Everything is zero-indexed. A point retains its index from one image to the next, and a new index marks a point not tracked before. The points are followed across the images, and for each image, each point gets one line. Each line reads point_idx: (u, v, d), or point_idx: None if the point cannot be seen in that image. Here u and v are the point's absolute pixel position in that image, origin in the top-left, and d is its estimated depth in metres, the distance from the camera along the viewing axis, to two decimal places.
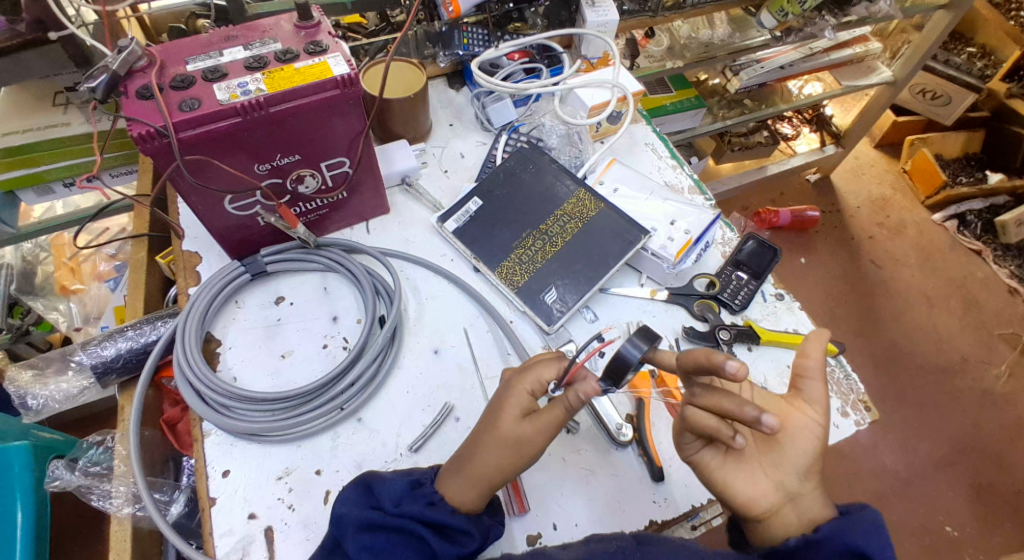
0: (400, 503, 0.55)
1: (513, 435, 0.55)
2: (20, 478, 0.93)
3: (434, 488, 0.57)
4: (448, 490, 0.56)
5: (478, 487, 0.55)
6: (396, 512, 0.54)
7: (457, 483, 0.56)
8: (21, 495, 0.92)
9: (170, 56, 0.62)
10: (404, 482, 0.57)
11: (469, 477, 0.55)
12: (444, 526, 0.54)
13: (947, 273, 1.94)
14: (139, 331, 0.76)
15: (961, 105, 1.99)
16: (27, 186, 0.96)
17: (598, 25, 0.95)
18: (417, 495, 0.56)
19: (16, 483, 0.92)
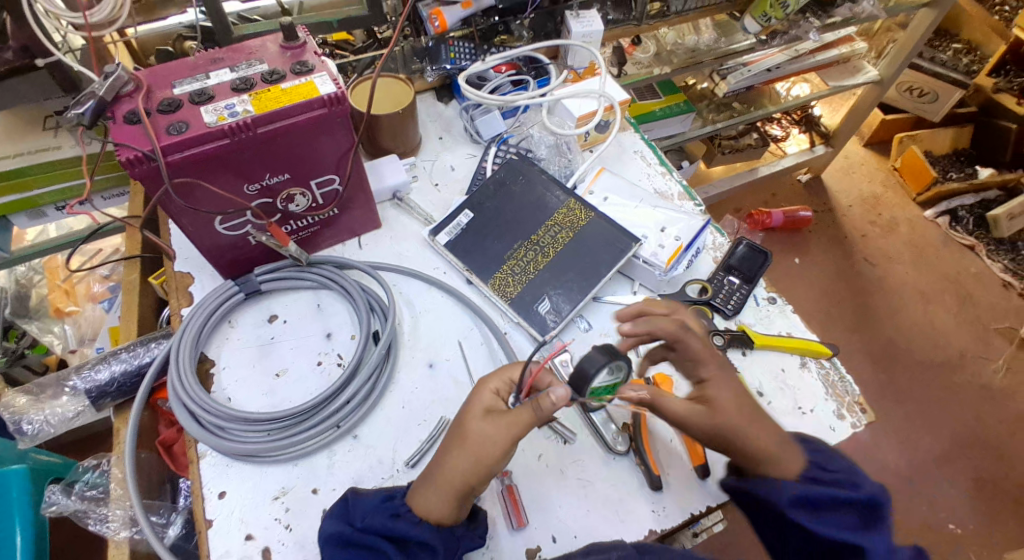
0: (366, 516, 0.54)
1: (482, 445, 0.53)
2: (19, 502, 0.92)
3: (404, 500, 0.55)
4: (416, 503, 0.54)
5: (447, 492, 0.53)
6: (360, 526, 0.53)
7: (424, 494, 0.54)
8: (20, 519, 0.91)
9: (157, 80, 0.62)
10: (377, 498, 0.56)
11: (440, 489, 0.53)
12: (408, 540, 0.53)
13: (941, 269, 1.95)
14: (133, 353, 0.76)
15: (949, 101, 2.01)
16: (19, 210, 0.96)
17: (583, 36, 0.97)
18: (385, 506, 0.55)
19: (14, 508, 0.91)
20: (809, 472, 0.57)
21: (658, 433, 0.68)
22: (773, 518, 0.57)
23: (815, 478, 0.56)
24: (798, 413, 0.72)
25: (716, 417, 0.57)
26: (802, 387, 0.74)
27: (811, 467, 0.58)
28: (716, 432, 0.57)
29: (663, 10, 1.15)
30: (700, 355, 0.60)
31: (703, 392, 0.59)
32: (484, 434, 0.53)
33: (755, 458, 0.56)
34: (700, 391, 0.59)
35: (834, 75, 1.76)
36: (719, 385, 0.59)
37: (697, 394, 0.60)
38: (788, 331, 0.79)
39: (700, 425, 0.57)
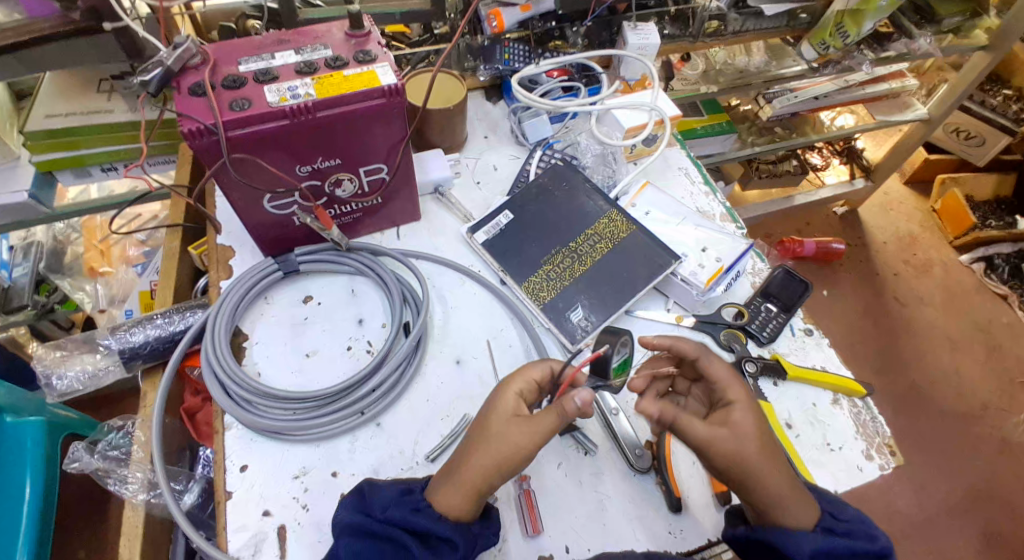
0: (387, 508, 0.54)
1: (509, 445, 0.53)
2: (31, 452, 0.98)
3: (423, 495, 0.55)
4: (434, 496, 0.54)
5: (468, 492, 0.53)
6: (383, 517, 0.53)
7: (445, 488, 0.54)
8: (31, 470, 0.97)
9: (223, 56, 0.63)
10: (393, 491, 0.56)
11: (462, 485, 0.53)
12: (428, 534, 0.52)
13: (973, 317, 1.89)
14: (168, 320, 0.77)
15: (994, 148, 1.95)
16: (66, 168, 0.98)
17: (638, 48, 0.97)
18: (406, 501, 0.54)
19: (27, 458, 0.97)
20: (824, 521, 0.54)
21: (683, 455, 0.67)
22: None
23: (834, 530, 0.54)
24: (826, 449, 0.71)
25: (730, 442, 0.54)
26: (832, 423, 0.73)
27: (826, 516, 0.55)
28: (733, 459, 0.54)
29: (719, 29, 1.14)
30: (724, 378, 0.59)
31: (727, 415, 0.56)
32: (512, 435, 0.53)
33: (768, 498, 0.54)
34: (724, 414, 0.57)
35: (882, 108, 1.71)
36: (735, 403, 0.58)
37: (718, 418, 0.57)
38: (822, 365, 0.77)
39: (720, 449, 0.54)
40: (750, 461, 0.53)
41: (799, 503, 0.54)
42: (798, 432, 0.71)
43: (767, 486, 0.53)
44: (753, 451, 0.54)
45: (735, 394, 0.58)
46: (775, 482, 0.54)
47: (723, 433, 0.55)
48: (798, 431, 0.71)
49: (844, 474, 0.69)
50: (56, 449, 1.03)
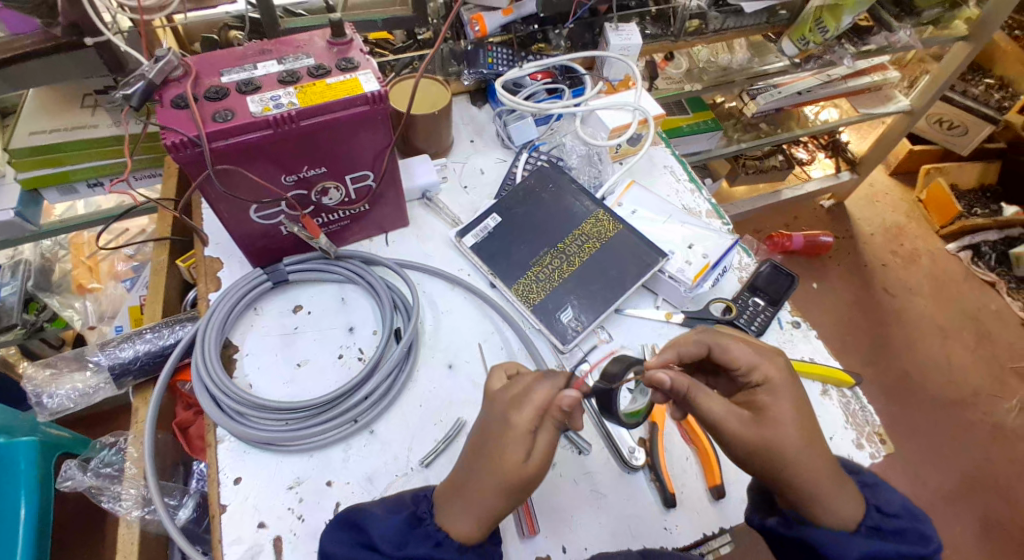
0: (404, 545, 0.51)
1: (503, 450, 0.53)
2: (25, 474, 0.97)
3: (435, 524, 0.53)
4: (447, 522, 0.52)
5: (473, 513, 0.52)
6: (399, 556, 0.50)
7: (458, 512, 0.52)
8: (26, 492, 0.97)
9: (205, 67, 0.63)
10: (401, 520, 0.53)
11: (473, 510, 0.51)
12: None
13: (960, 305, 1.92)
14: (158, 334, 0.77)
15: (977, 137, 1.99)
16: (51, 184, 0.98)
17: (620, 48, 0.98)
18: (422, 533, 0.52)
19: (21, 479, 0.97)
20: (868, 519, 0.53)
21: (677, 450, 0.67)
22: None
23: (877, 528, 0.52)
24: None
25: (763, 429, 0.53)
26: (823, 414, 0.73)
27: (873, 513, 0.54)
28: (762, 445, 0.52)
29: (700, 28, 1.15)
30: (748, 359, 0.58)
31: (753, 398, 0.56)
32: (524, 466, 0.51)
33: (810, 489, 0.52)
34: (750, 396, 0.57)
35: (865, 101, 1.73)
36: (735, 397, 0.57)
37: (747, 399, 0.57)
38: (811, 356, 0.78)
39: (742, 434, 0.53)
40: (789, 443, 0.52)
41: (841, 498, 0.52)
42: None
43: (805, 473, 0.52)
44: (794, 438, 0.52)
45: (763, 373, 0.57)
46: (816, 469, 0.52)
47: (750, 417, 0.54)
48: None
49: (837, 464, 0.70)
50: (52, 469, 1.02)
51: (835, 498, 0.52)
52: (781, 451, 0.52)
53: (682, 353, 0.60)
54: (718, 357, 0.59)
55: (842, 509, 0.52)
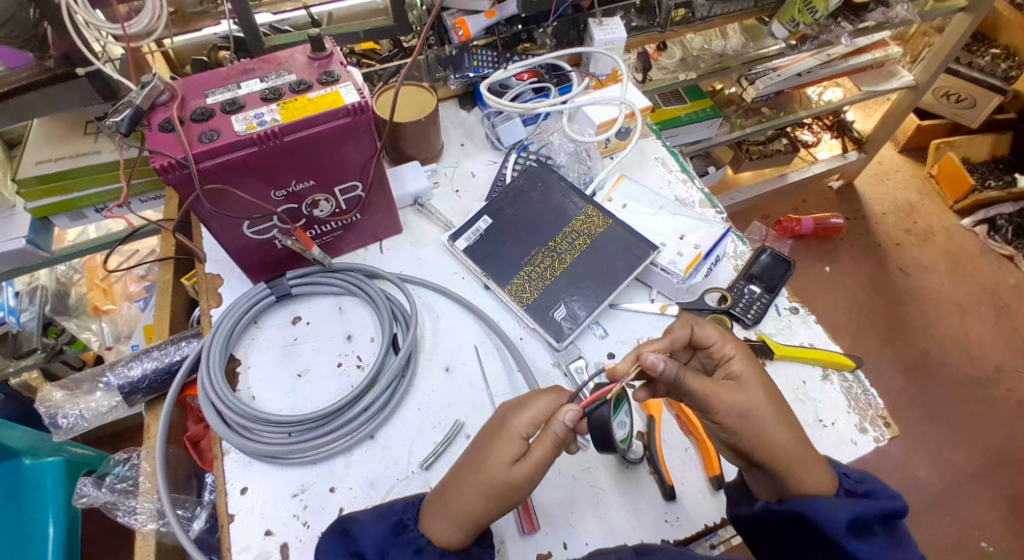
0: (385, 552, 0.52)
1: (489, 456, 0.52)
2: (53, 493, 1.01)
3: (419, 533, 0.54)
4: (432, 531, 0.54)
5: (456, 518, 0.53)
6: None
7: (441, 518, 0.53)
8: (54, 509, 1.00)
9: (191, 90, 0.65)
10: (386, 528, 0.54)
11: (456, 517, 0.53)
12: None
13: (979, 280, 1.88)
14: (163, 351, 0.79)
15: (987, 107, 1.93)
16: (60, 211, 1.01)
17: (606, 42, 0.98)
18: (403, 541, 0.53)
19: (49, 498, 1.00)
20: (843, 483, 0.55)
21: (675, 443, 0.67)
22: (811, 541, 0.53)
23: (851, 490, 0.55)
24: (818, 426, 0.71)
25: (742, 412, 0.54)
26: (824, 399, 0.73)
27: (844, 479, 0.56)
28: (742, 420, 0.54)
29: (688, 16, 1.15)
30: (715, 338, 0.60)
31: (728, 369, 0.58)
32: (503, 472, 0.52)
33: (779, 460, 0.54)
34: (725, 370, 0.59)
35: (867, 79, 1.71)
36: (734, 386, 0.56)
37: (720, 374, 0.59)
38: (810, 342, 0.78)
39: (726, 417, 0.54)
40: (762, 420, 0.54)
41: (813, 476, 0.54)
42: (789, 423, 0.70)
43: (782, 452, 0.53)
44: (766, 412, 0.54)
45: (732, 348, 0.59)
46: (793, 449, 0.54)
47: (732, 383, 0.56)
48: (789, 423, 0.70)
49: (837, 448, 0.69)
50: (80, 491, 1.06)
51: (803, 470, 0.54)
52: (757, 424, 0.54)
53: (676, 339, 0.59)
54: (699, 337, 0.60)
55: (819, 479, 0.54)
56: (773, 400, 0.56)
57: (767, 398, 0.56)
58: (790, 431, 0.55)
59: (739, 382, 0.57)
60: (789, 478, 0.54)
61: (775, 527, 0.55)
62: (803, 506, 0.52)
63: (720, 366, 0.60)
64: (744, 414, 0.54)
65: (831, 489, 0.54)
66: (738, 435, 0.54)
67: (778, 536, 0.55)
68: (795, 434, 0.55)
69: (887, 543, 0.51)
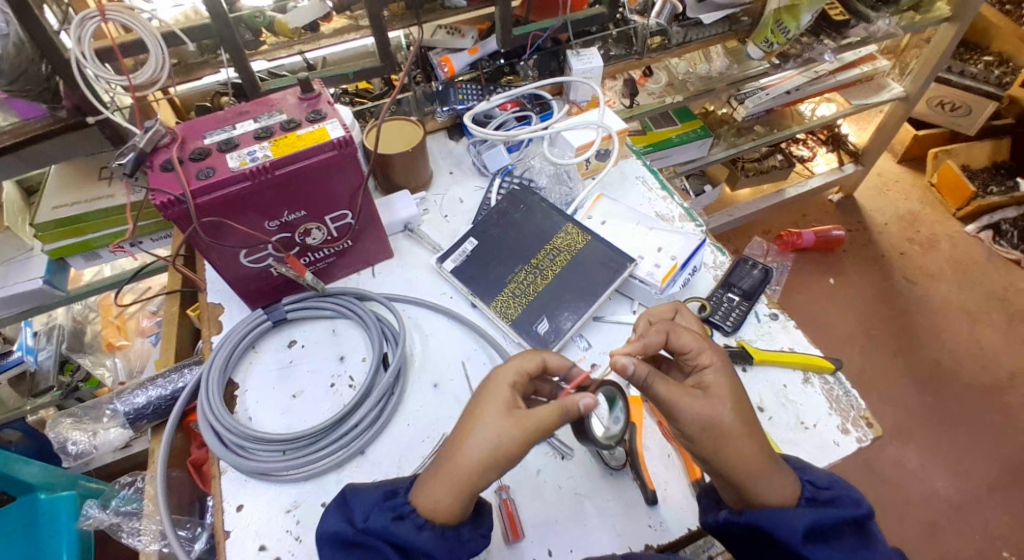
0: (369, 517, 0.55)
1: (467, 474, 0.54)
2: (65, 530, 1.02)
3: (407, 501, 0.56)
4: (421, 502, 0.55)
5: (447, 485, 0.54)
6: (363, 527, 0.54)
7: (432, 493, 0.54)
8: (66, 547, 1.01)
9: (190, 132, 0.70)
10: (378, 494, 0.57)
11: (448, 486, 0.54)
12: (411, 547, 0.53)
13: (987, 286, 1.87)
14: (169, 379, 0.83)
15: (981, 115, 1.96)
16: (77, 252, 1.07)
17: (584, 72, 1.03)
18: (388, 506, 0.56)
19: (61, 537, 1.01)
20: (805, 491, 0.57)
21: (657, 449, 0.69)
22: (777, 547, 0.54)
23: (813, 498, 0.56)
24: (801, 428, 0.72)
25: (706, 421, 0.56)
26: (805, 401, 0.74)
27: (807, 486, 0.57)
28: (709, 425, 0.56)
29: (664, 43, 1.19)
30: (693, 346, 0.62)
31: (700, 379, 0.60)
32: (474, 466, 0.53)
33: (746, 468, 0.55)
34: (698, 378, 0.60)
35: (857, 93, 1.75)
36: (707, 395, 0.58)
37: (693, 383, 0.60)
38: (791, 346, 0.79)
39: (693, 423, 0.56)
40: (724, 430, 0.56)
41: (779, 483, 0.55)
42: (772, 427, 0.72)
43: (746, 459, 0.55)
44: (730, 421, 0.56)
45: (708, 358, 0.61)
46: (753, 457, 0.55)
47: (698, 395, 0.58)
48: (773, 427, 0.72)
49: (820, 450, 0.70)
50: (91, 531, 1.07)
51: (766, 478, 0.55)
52: (723, 432, 0.55)
53: (649, 343, 0.62)
54: (673, 344, 0.63)
55: (782, 484, 0.55)
56: (741, 412, 0.57)
57: (735, 411, 0.57)
58: (754, 446, 0.56)
59: (708, 392, 0.58)
60: (754, 489, 0.55)
61: (741, 534, 0.57)
62: (758, 517, 0.54)
63: (695, 373, 0.62)
64: (707, 427, 0.56)
65: (794, 497, 0.56)
66: (700, 445, 0.56)
67: (748, 545, 0.57)
68: (761, 442, 0.56)
69: (851, 549, 0.53)
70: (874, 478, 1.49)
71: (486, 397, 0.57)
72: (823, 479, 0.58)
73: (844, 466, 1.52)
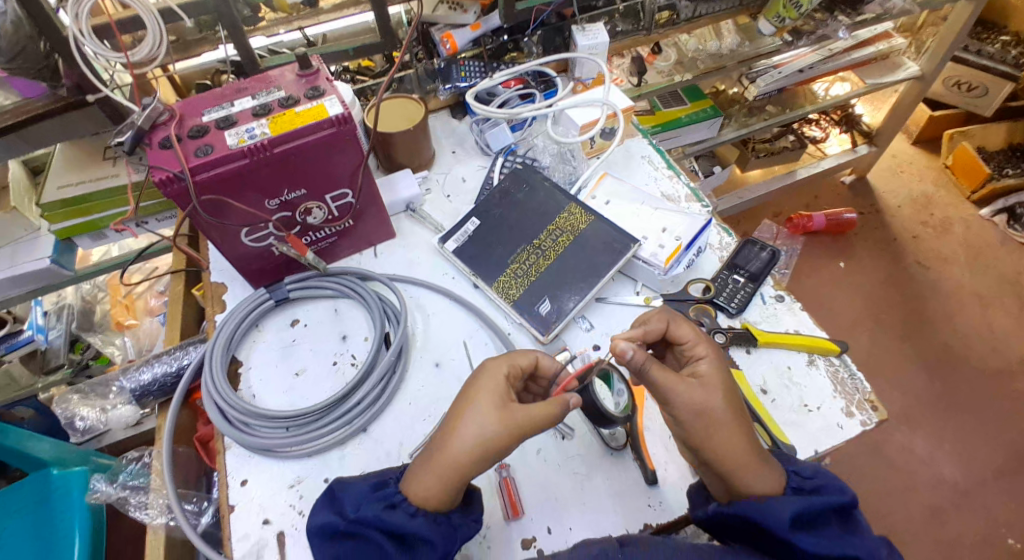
0: (359, 508, 0.55)
1: (458, 463, 0.54)
2: (77, 511, 1.02)
3: (399, 490, 0.57)
4: (412, 492, 0.55)
5: (438, 477, 0.55)
6: (354, 518, 0.54)
7: (421, 482, 0.55)
8: (79, 526, 1.01)
9: (189, 109, 0.69)
10: (367, 486, 0.58)
11: (438, 476, 0.55)
12: (405, 533, 0.53)
13: (1000, 271, 1.84)
14: (174, 356, 0.83)
15: (999, 95, 1.90)
16: (83, 232, 1.07)
17: (589, 48, 1.01)
18: (378, 496, 0.56)
19: (74, 517, 1.02)
20: (791, 481, 0.56)
21: (657, 429, 0.69)
22: (767, 541, 0.53)
23: (798, 488, 0.56)
24: (803, 410, 0.71)
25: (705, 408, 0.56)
26: (809, 384, 0.73)
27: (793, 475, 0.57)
28: (703, 408, 0.56)
29: (672, 19, 1.16)
30: (690, 337, 0.62)
31: (695, 369, 0.60)
32: (463, 453, 0.54)
33: (746, 453, 0.55)
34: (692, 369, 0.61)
35: (872, 72, 1.70)
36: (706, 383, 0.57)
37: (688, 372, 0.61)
38: (795, 329, 0.78)
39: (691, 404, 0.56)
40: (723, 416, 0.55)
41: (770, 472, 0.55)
42: (777, 411, 0.71)
43: (743, 444, 0.55)
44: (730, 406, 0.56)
45: (704, 350, 0.62)
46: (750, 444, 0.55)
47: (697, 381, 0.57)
48: (777, 411, 0.71)
49: (822, 433, 0.70)
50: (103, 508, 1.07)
51: (750, 470, 0.54)
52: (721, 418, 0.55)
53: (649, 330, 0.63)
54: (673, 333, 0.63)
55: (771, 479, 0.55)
56: (732, 403, 0.57)
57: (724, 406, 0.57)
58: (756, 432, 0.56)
59: (702, 382, 0.58)
60: (736, 477, 0.54)
61: (731, 528, 0.56)
62: (746, 509, 0.53)
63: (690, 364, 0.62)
64: (701, 413, 0.56)
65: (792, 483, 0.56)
66: (700, 431, 0.56)
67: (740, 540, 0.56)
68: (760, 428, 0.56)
69: (849, 534, 0.53)
70: (880, 462, 1.49)
71: (482, 384, 0.59)
72: (809, 469, 0.58)
73: (847, 449, 1.52)
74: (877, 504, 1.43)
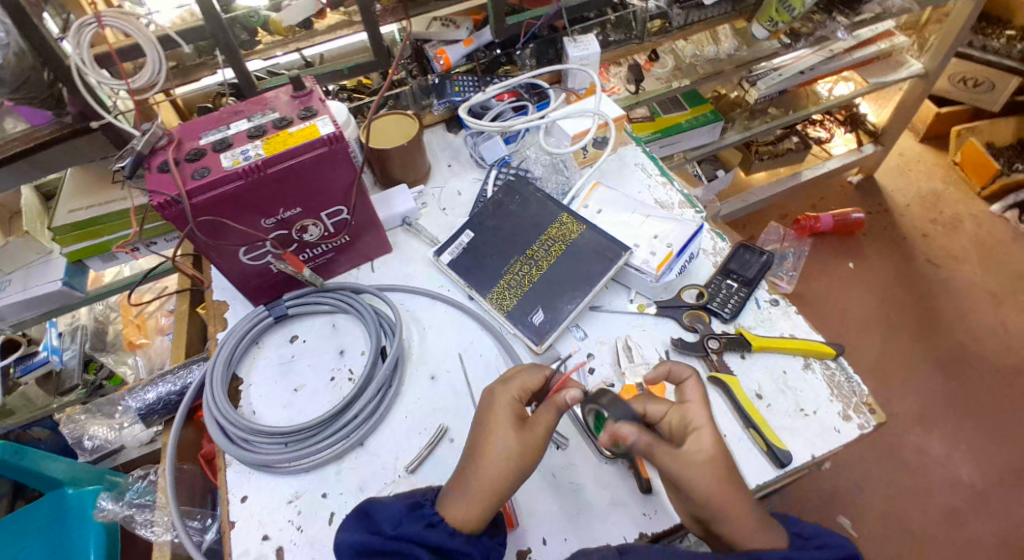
0: (398, 525, 0.55)
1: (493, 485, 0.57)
2: (93, 531, 1.07)
3: (436, 510, 0.58)
4: (449, 513, 0.57)
5: (476, 499, 0.57)
6: (394, 534, 0.54)
7: (459, 504, 0.57)
8: (94, 545, 1.06)
9: (186, 134, 0.71)
10: (402, 506, 0.57)
11: (476, 495, 0.57)
12: (446, 550, 0.54)
13: (1014, 267, 1.81)
14: (178, 375, 0.85)
15: (1006, 90, 1.88)
16: (94, 255, 1.09)
17: (580, 59, 1.02)
18: (417, 516, 0.57)
19: (90, 535, 1.07)
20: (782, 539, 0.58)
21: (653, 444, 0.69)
22: None
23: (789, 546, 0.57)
24: (799, 414, 0.71)
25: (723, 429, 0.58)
26: (805, 387, 0.73)
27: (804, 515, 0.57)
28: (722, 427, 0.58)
29: (664, 27, 1.17)
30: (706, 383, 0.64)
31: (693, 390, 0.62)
32: (496, 472, 0.57)
33: None
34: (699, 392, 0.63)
35: (874, 71, 1.69)
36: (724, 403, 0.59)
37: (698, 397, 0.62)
38: (790, 332, 0.78)
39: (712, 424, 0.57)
40: None
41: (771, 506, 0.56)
42: (772, 417, 0.71)
43: None
44: None
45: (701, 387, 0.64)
46: None
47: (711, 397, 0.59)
48: (772, 417, 0.71)
49: (819, 437, 0.69)
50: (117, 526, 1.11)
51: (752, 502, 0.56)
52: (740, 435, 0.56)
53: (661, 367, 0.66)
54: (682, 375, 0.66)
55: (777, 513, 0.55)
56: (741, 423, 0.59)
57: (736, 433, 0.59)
58: None
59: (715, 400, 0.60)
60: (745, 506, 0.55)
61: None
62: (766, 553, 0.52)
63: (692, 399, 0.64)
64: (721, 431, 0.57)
65: None
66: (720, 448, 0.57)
67: None
68: None
69: None
70: (896, 466, 1.45)
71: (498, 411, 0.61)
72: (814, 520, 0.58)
73: (858, 449, 1.49)
74: (893, 506, 1.40)
